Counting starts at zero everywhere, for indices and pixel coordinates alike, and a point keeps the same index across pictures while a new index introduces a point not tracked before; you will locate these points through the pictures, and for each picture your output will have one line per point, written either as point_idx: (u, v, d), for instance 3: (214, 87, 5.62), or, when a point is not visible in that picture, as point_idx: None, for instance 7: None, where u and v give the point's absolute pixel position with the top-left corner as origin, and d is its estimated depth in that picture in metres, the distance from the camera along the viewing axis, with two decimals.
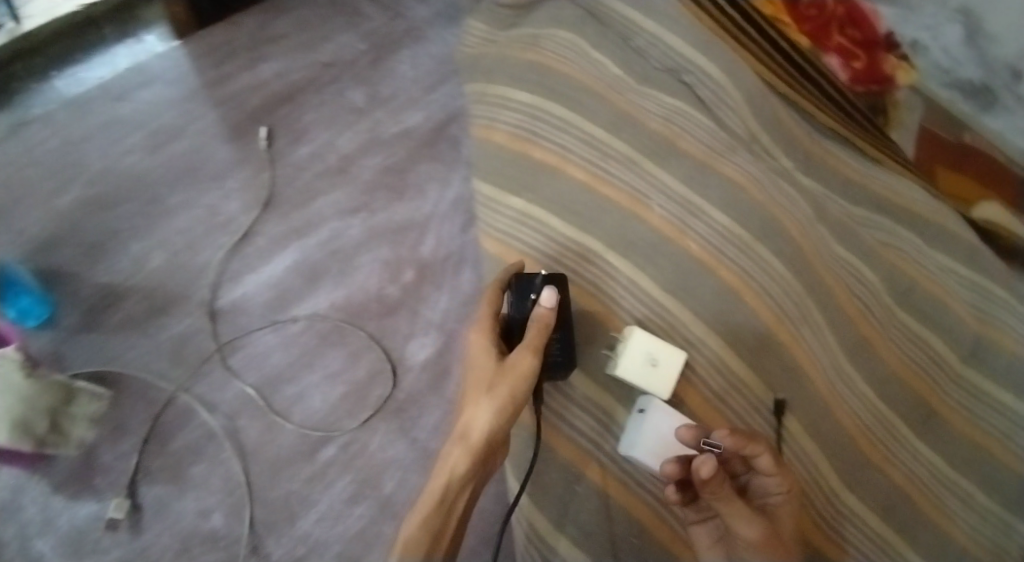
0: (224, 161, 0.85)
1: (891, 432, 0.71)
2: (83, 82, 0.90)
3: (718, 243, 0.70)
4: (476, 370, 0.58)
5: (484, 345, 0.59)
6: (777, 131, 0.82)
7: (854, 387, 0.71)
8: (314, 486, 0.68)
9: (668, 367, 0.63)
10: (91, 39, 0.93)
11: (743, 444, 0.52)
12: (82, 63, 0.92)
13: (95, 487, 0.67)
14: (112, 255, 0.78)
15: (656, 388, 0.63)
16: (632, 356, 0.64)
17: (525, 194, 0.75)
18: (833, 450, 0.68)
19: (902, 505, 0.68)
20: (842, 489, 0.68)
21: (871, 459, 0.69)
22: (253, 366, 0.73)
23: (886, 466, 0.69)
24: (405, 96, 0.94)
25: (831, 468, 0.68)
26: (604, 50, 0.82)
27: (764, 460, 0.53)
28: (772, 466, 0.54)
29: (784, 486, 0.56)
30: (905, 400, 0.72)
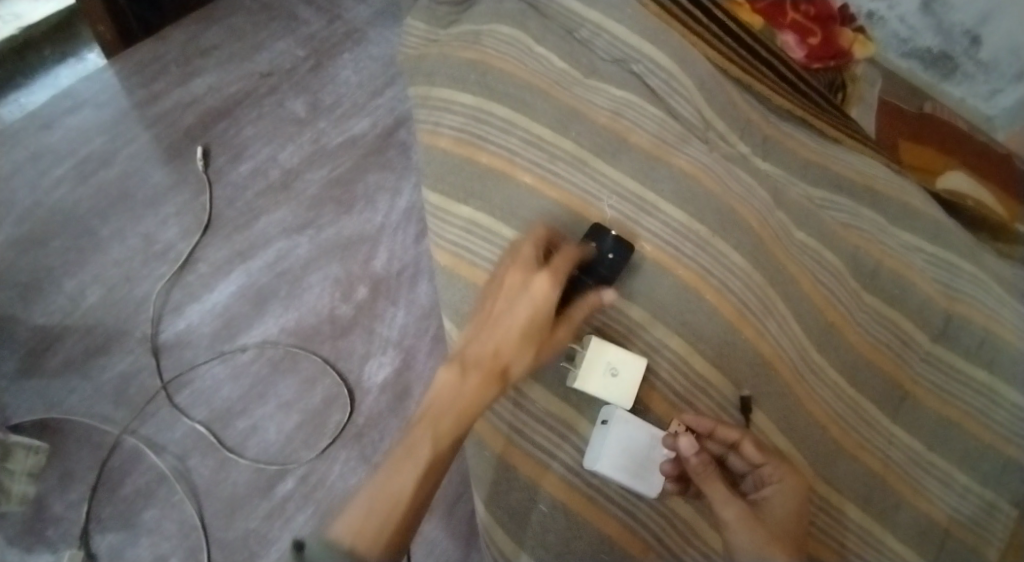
0: (161, 185, 0.81)
1: (861, 418, 0.70)
2: (25, 107, 0.88)
3: (674, 240, 0.68)
4: (519, 310, 0.54)
5: (552, 295, 0.55)
6: (732, 117, 0.80)
7: (823, 377, 0.71)
8: (273, 522, 0.65)
9: (628, 375, 0.62)
10: (30, 61, 0.91)
11: (717, 429, 0.59)
12: (23, 88, 0.90)
13: (46, 540, 0.64)
14: (48, 294, 0.74)
15: (617, 399, 0.61)
16: (591, 368, 0.62)
17: (473, 202, 0.72)
18: (804, 442, 0.67)
19: (879, 492, 0.68)
20: (819, 482, 0.66)
21: (842, 446, 0.68)
22: (202, 403, 0.70)
23: (855, 452, 0.69)
24: (349, 102, 0.91)
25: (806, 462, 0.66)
26: (546, 44, 0.79)
27: (745, 446, 0.58)
28: (756, 454, 0.57)
29: (777, 476, 0.56)
30: (874, 383, 0.72)
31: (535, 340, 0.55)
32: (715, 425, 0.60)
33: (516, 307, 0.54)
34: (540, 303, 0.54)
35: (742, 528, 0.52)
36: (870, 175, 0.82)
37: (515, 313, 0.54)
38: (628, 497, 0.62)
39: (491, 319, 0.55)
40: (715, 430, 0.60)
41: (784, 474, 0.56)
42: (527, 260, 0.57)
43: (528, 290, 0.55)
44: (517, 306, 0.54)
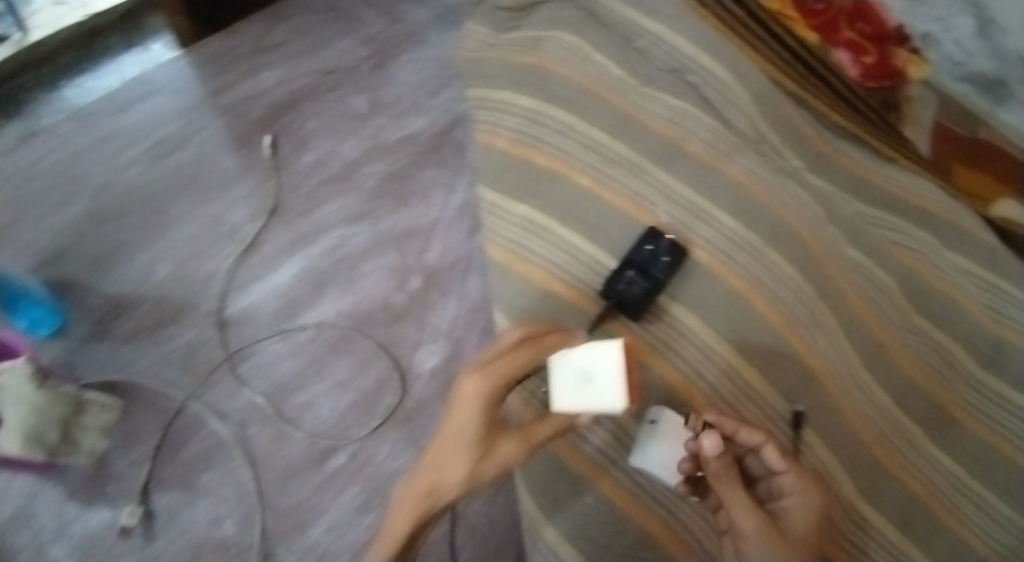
0: (229, 171, 0.86)
1: (905, 439, 0.70)
2: (89, 92, 0.93)
3: (726, 249, 0.69)
4: (456, 414, 0.48)
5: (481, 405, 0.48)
6: (788, 130, 0.80)
7: (871, 396, 0.70)
8: (323, 494, 0.68)
9: (605, 369, 0.47)
10: (97, 48, 0.95)
11: (741, 432, 0.57)
12: (90, 72, 0.94)
13: (107, 495, 0.68)
14: (121, 265, 0.79)
15: (607, 406, 0.46)
16: (560, 382, 0.49)
17: (529, 200, 0.73)
18: (848, 459, 0.67)
19: (919, 514, 0.67)
20: (859, 499, 0.67)
21: (883, 465, 0.68)
22: (262, 376, 0.73)
23: (897, 473, 0.68)
24: (407, 101, 0.94)
25: (846, 477, 0.67)
26: (603, 51, 0.80)
27: (767, 450, 0.57)
28: (778, 460, 0.56)
29: (798, 488, 0.56)
30: (918, 404, 0.71)
31: (464, 454, 0.48)
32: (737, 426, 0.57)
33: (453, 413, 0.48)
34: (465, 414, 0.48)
35: (759, 539, 0.52)
36: (922, 194, 0.81)
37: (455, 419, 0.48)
38: (671, 497, 0.63)
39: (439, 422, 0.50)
40: (738, 433, 0.58)
41: (805, 488, 0.56)
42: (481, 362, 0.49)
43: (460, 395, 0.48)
44: (455, 409, 0.48)
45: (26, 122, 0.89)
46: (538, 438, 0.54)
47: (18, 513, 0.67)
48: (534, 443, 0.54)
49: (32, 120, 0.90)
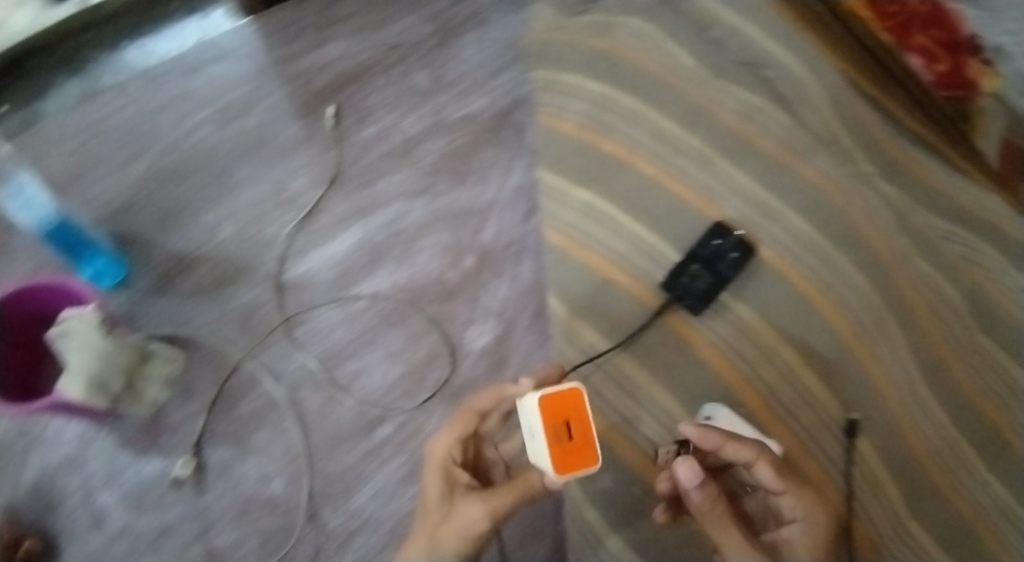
0: (293, 139, 0.86)
1: (959, 459, 0.66)
2: (148, 53, 0.90)
3: (795, 250, 0.69)
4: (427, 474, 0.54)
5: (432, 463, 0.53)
6: (860, 133, 0.74)
7: (928, 412, 0.67)
8: (370, 462, 0.69)
9: (532, 425, 0.39)
10: (158, 10, 0.92)
11: (726, 446, 0.50)
12: (150, 34, 0.91)
13: (161, 445, 0.70)
14: (186, 223, 0.80)
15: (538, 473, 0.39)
16: (524, 430, 0.44)
17: (594, 185, 0.73)
18: (899, 473, 0.65)
19: (963, 537, 0.63)
20: (906, 516, 0.64)
21: (934, 483, 0.65)
22: (317, 341, 0.74)
23: (946, 491, 0.64)
24: (470, 80, 0.92)
25: (896, 491, 0.65)
26: (679, 41, 0.79)
27: (761, 467, 0.50)
28: (772, 479, 0.50)
29: (801, 510, 0.51)
30: (976, 424, 0.67)
31: (428, 519, 0.51)
32: (722, 443, 0.50)
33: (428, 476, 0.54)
34: (430, 476, 0.53)
35: None
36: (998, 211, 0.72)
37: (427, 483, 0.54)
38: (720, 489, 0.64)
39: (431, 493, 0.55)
40: (722, 448, 0.50)
41: (809, 507, 0.51)
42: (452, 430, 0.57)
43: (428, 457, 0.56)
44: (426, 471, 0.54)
45: (87, 81, 0.88)
46: (501, 500, 0.48)
47: (73, 457, 0.70)
48: (501, 507, 0.48)
49: (92, 79, 0.88)
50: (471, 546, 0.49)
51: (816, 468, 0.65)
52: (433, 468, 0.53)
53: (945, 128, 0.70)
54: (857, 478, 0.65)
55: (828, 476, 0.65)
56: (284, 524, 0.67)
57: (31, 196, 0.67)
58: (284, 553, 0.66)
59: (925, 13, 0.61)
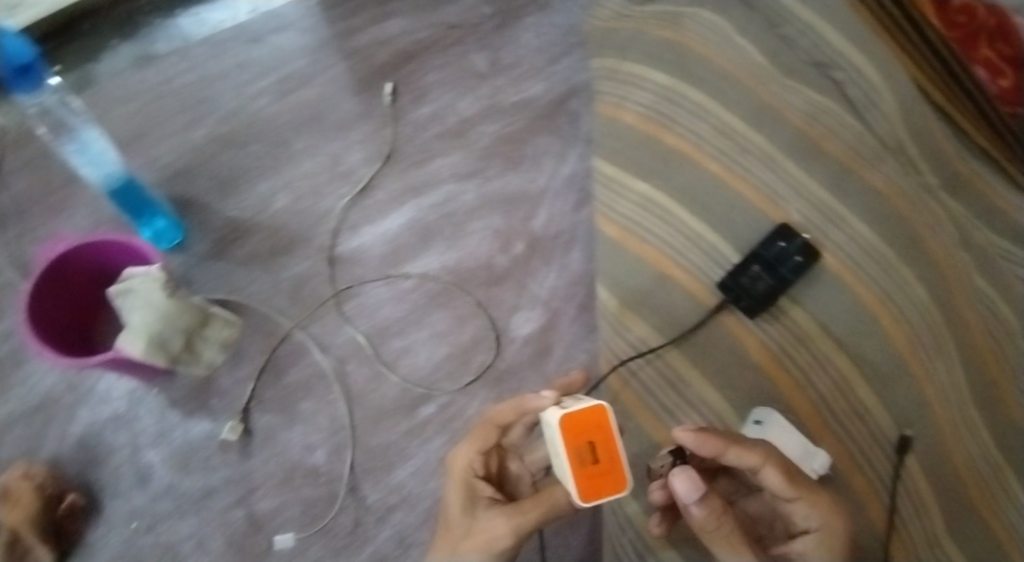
0: (350, 113, 0.87)
1: (1005, 487, 0.60)
2: (202, 23, 0.92)
3: (859, 258, 0.66)
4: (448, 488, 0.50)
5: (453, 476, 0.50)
6: (927, 142, 0.69)
7: (975, 435, 0.61)
8: (411, 440, 0.70)
9: (556, 444, 0.37)
10: None
11: (729, 452, 0.45)
12: (205, 4, 0.93)
13: (209, 408, 0.71)
14: (242, 191, 0.81)
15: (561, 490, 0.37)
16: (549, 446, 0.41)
17: (653, 179, 0.72)
18: (941, 493, 0.60)
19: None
20: (940, 536, 0.59)
21: (977, 508, 0.59)
22: (365, 316, 0.75)
23: (988, 516, 0.59)
24: (528, 64, 0.92)
25: (935, 511, 0.60)
26: (748, 37, 0.75)
27: (769, 474, 0.46)
28: (781, 486, 0.46)
29: (814, 519, 0.48)
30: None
31: (450, 534, 0.48)
32: (724, 448, 0.45)
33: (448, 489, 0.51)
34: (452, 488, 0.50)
35: None
36: None
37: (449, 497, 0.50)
38: None
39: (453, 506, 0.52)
40: (724, 453, 0.45)
41: (823, 518, 0.48)
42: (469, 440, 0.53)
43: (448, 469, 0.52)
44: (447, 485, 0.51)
45: (141, 47, 0.90)
46: (524, 516, 0.45)
47: (123, 414, 0.71)
48: (525, 522, 0.45)
49: (147, 46, 0.90)
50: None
51: (860, 483, 0.61)
52: (455, 481, 0.50)
53: (1009, 145, 0.69)
54: (900, 496, 0.61)
55: (872, 491, 0.61)
56: (324, 494, 0.68)
57: (97, 152, 0.69)
58: (323, 523, 0.67)
59: (994, 25, 0.69)
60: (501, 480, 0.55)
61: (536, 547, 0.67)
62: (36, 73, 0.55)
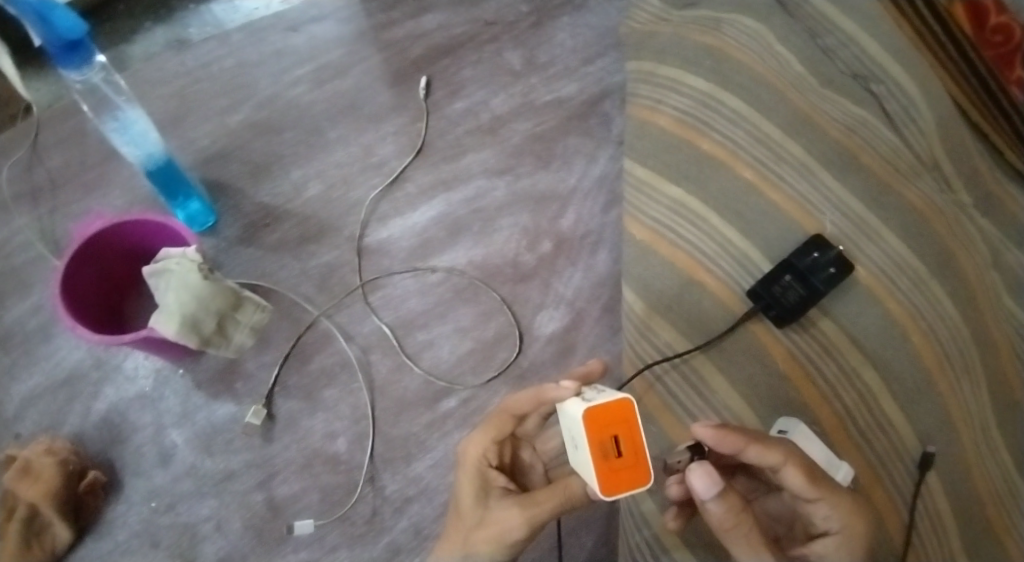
0: (384, 105, 0.87)
1: None
2: (236, 10, 0.95)
3: (890, 272, 0.65)
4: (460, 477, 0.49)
5: (465, 465, 0.49)
6: (964, 161, 0.68)
7: (997, 455, 0.60)
8: (432, 432, 0.70)
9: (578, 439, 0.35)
10: None
11: (750, 450, 0.42)
12: None
13: (234, 391, 0.72)
14: (275, 177, 0.82)
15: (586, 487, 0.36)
16: (568, 438, 0.40)
17: (685, 183, 0.72)
18: (960, 513, 0.58)
19: None
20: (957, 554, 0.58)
21: (992, 524, 0.58)
22: (391, 307, 0.76)
23: (1006, 538, 0.57)
24: (562, 64, 0.92)
25: (953, 530, 0.58)
26: (789, 43, 0.74)
27: (791, 473, 0.43)
28: (803, 487, 0.44)
29: (835, 520, 0.45)
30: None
31: (462, 522, 0.48)
32: (743, 446, 0.42)
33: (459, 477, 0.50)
34: (464, 476, 0.49)
35: None
36: None
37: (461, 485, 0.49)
38: None
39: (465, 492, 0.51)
40: (745, 451, 0.42)
41: (844, 519, 0.45)
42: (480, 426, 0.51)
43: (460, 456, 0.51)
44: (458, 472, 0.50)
45: (176, 29, 0.93)
46: (538, 507, 0.45)
47: (149, 393, 0.73)
48: (538, 513, 0.45)
49: (181, 28, 0.94)
50: (510, 551, 0.46)
51: (882, 497, 0.59)
52: (466, 470, 0.49)
53: None
54: (920, 513, 0.58)
55: (893, 507, 0.58)
56: (343, 482, 0.68)
57: (139, 131, 0.68)
58: (342, 511, 0.67)
59: None
60: (512, 470, 0.54)
61: (551, 545, 0.67)
62: (84, 49, 0.57)
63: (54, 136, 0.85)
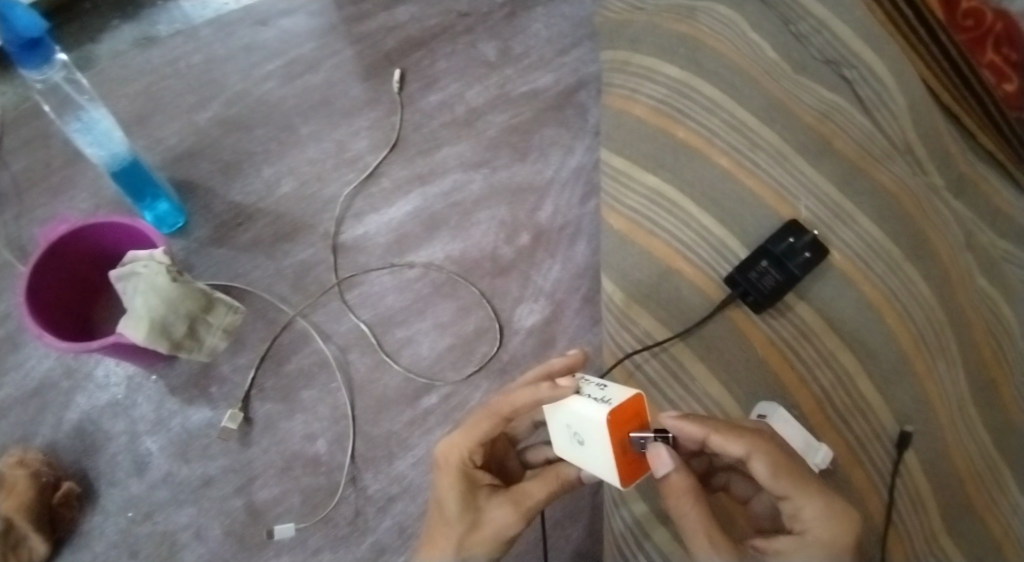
0: (357, 99, 0.86)
1: (1000, 483, 0.59)
2: (206, 5, 0.92)
3: (866, 255, 0.65)
4: (442, 480, 0.44)
5: (449, 468, 0.44)
6: (934, 143, 0.70)
7: (973, 431, 0.61)
8: (413, 430, 0.69)
9: (594, 436, 0.38)
10: None
11: (712, 437, 0.41)
12: None
13: (210, 396, 0.71)
14: (246, 175, 0.81)
15: (599, 476, 0.39)
16: (559, 434, 0.42)
17: (661, 172, 0.72)
18: (939, 489, 0.59)
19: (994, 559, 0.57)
20: (937, 529, 0.58)
21: (973, 505, 0.58)
22: (368, 304, 0.75)
23: (986, 514, 0.58)
24: (537, 55, 0.91)
25: (933, 505, 0.59)
26: (761, 31, 0.76)
27: (755, 465, 0.40)
28: (769, 479, 0.40)
29: (802, 519, 0.40)
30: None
31: (446, 529, 0.44)
32: (707, 434, 0.41)
33: (440, 480, 0.44)
34: (444, 479, 0.44)
35: None
36: None
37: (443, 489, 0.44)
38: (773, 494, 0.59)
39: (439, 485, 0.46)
40: (709, 439, 0.41)
41: (812, 518, 0.40)
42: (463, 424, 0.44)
43: (438, 458, 0.44)
44: (439, 475, 0.44)
45: (143, 27, 0.91)
46: (532, 498, 0.45)
47: (122, 400, 0.71)
48: (532, 505, 0.45)
49: (148, 26, 0.91)
50: (502, 548, 0.45)
51: (861, 477, 0.59)
52: (452, 475, 0.44)
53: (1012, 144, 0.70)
54: (899, 492, 0.59)
55: (872, 486, 0.58)
56: (324, 484, 0.67)
57: (103, 130, 0.66)
58: (324, 513, 0.66)
59: None
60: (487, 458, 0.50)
61: (536, 538, 0.67)
62: (45, 48, 0.55)
63: (17, 139, 0.83)
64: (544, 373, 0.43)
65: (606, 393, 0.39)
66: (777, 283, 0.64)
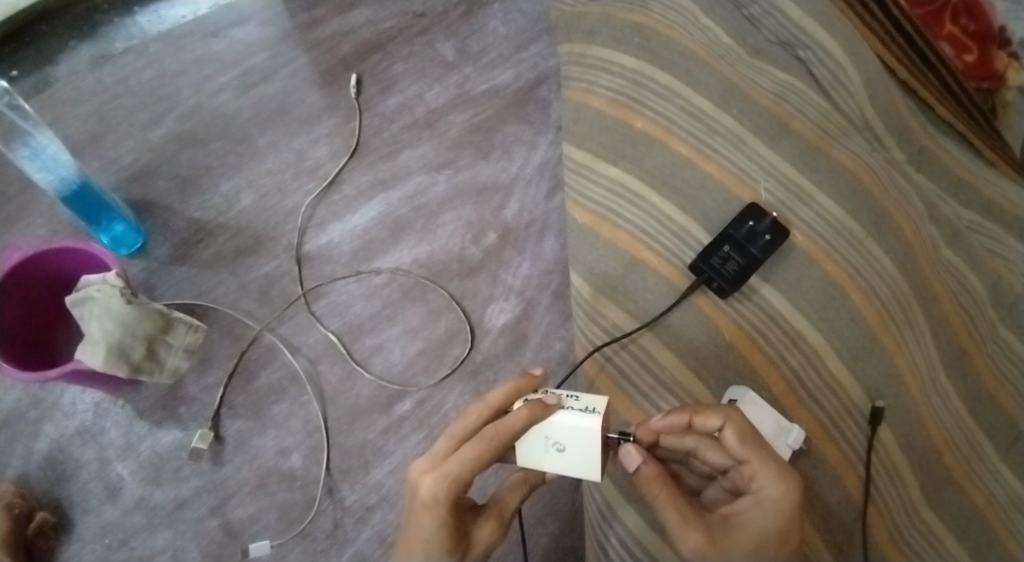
0: (315, 107, 0.85)
1: (978, 452, 0.60)
2: (164, 20, 0.92)
3: (827, 234, 0.65)
4: (426, 519, 0.38)
5: (440, 509, 0.38)
6: (893, 118, 0.70)
7: (948, 402, 0.61)
8: (389, 438, 0.69)
9: (581, 443, 0.40)
10: None
11: (695, 417, 0.45)
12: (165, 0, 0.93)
13: (179, 417, 0.69)
14: (205, 191, 0.79)
15: (580, 475, 0.40)
16: (531, 446, 0.41)
17: (621, 163, 0.71)
18: (916, 463, 0.59)
19: (978, 529, 0.56)
20: (918, 502, 0.58)
21: (953, 476, 0.59)
22: (336, 314, 0.74)
23: (966, 484, 0.58)
24: (495, 52, 0.90)
25: (910, 478, 0.59)
26: (714, 17, 0.76)
27: (726, 435, 0.44)
28: (736, 446, 0.43)
29: (756, 481, 0.43)
30: (997, 419, 0.60)
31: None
32: (690, 416, 0.45)
33: (424, 518, 0.38)
34: (428, 517, 0.38)
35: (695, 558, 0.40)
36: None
37: (428, 527, 0.38)
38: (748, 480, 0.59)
39: (411, 518, 0.40)
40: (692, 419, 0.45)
41: (764, 480, 0.42)
42: (454, 460, 0.37)
43: (423, 497, 0.38)
44: (423, 513, 0.38)
45: (98, 44, 0.89)
46: (508, 508, 0.45)
47: (89, 427, 0.70)
48: (508, 513, 0.45)
49: (104, 43, 0.90)
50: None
51: (836, 455, 0.59)
52: (442, 516, 0.38)
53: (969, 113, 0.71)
54: (875, 469, 0.59)
55: (848, 463, 0.59)
56: (301, 498, 0.66)
57: (51, 155, 0.64)
58: (301, 528, 0.65)
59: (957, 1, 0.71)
60: None
61: (518, 539, 0.66)
62: None
63: None
64: (514, 389, 0.42)
65: (584, 403, 0.41)
66: (740, 268, 0.64)
